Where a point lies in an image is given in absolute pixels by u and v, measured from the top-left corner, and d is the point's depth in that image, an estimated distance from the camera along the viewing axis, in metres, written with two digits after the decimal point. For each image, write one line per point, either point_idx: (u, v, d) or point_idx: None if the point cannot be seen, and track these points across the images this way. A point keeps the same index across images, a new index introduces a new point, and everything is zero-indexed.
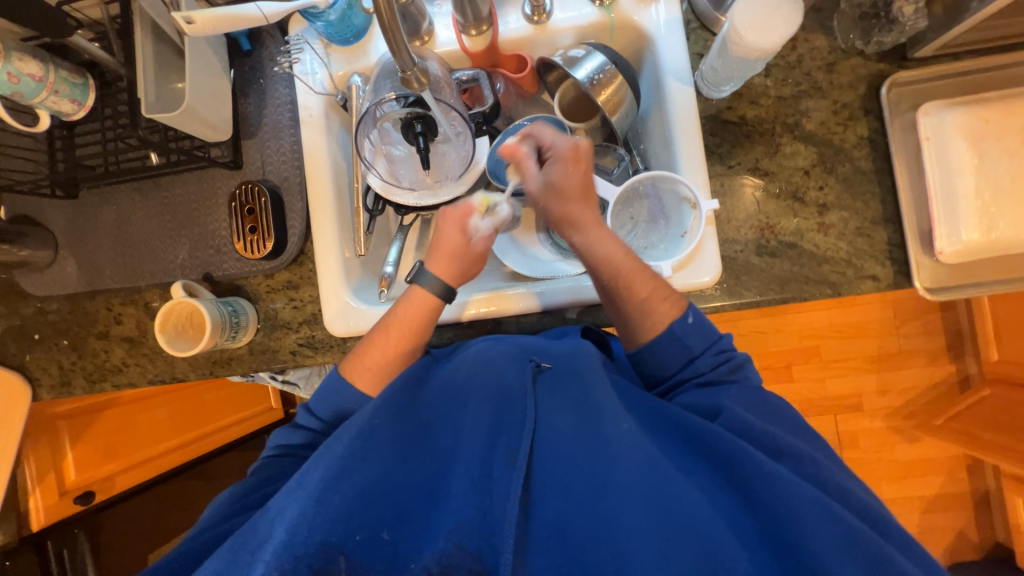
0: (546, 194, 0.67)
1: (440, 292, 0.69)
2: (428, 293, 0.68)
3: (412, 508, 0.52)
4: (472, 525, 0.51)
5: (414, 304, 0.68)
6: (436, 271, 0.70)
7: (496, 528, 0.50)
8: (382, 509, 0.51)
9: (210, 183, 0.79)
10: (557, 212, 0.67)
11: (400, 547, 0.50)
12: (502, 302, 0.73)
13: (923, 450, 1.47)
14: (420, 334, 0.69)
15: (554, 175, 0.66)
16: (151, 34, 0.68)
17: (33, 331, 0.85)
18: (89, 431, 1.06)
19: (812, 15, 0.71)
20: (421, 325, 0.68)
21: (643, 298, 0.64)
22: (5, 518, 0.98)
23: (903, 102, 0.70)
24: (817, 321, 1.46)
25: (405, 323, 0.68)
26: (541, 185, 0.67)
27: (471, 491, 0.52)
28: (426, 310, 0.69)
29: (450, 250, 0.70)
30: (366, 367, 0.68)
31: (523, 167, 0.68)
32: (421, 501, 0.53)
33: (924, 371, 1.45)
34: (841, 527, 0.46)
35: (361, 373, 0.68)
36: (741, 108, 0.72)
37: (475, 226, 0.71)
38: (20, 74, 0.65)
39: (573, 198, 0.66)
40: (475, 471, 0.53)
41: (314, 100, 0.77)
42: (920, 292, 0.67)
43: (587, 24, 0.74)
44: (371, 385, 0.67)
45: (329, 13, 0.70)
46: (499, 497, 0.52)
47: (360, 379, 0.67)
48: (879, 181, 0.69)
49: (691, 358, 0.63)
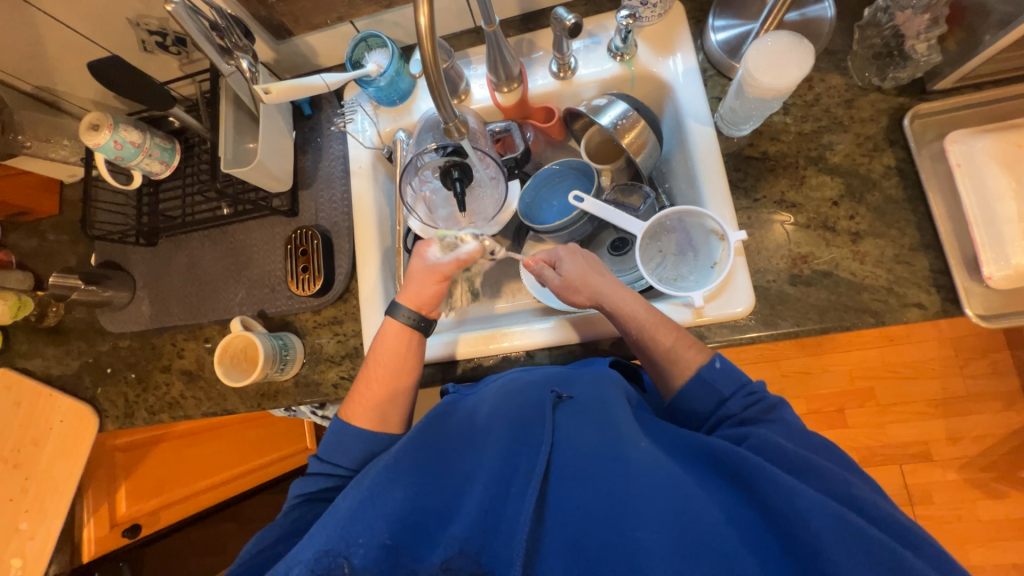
0: (564, 288, 0.73)
1: (413, 321, 0.73)
2: (398, 324, 0.72)
3: (429, 527, 0.52)
4: (483, 540, 0.51)
5: (387, 335, 0.73)
6: (405, 303, 0.74)
7: (503, 541, 0.50)
8: (399, 525, 0.51)
9: (270, 229, 0.88)
10: (578, 300, 0.72)
11: (407, 559, 0.50)
12: (501, 338, 0.76)
13: (1011, 509, 1.30)
14: (402, 363, 0.71)
15: (569, 271, 0.73)
16: (233, 105, 0.79)
17: (106, 365, 0.94)
18: (142, 465, 1.12)
19: (826, 57, 0.76)
20: (404, 357, 0.72)
21: (667, 347, 0.65)
22: (61, 546, 1.01)
23: (928, 132, 0.71)
24: (867, 360, 1.38)
25: (387, 357, 0.72)
26: (561, 283, 0.73)
27: (486, 505, 0.52)
28: (399, 338, 0.72)
29: (419, 291, 0.74)
30: (360, 402, 0.70)
31: (540, 276, 0.75)
32: (438, 519, 0.53)
33: (997, 418, 1.32)
34: (859, 537, 0.44)
35: (358, 410, 0.69)
36: (763, 144, 0.75)
37: (438, 256, 0.75)
38: (124, 142, 0.77)
39: (592, 278, 0.71)
40: (492, 489, 0.54)
41: (364, 153, 0.86)
42: (972, 319, 0.64)
43: (609, 77, 0.81)
44: (364, 417, 0.69)
45: (379, 79, 0.80)
46: (513, 516, 0.51)
47: (356, 416, 0.69)
48: (913, 208, 0.69)
49: (720, 402, 0.62)
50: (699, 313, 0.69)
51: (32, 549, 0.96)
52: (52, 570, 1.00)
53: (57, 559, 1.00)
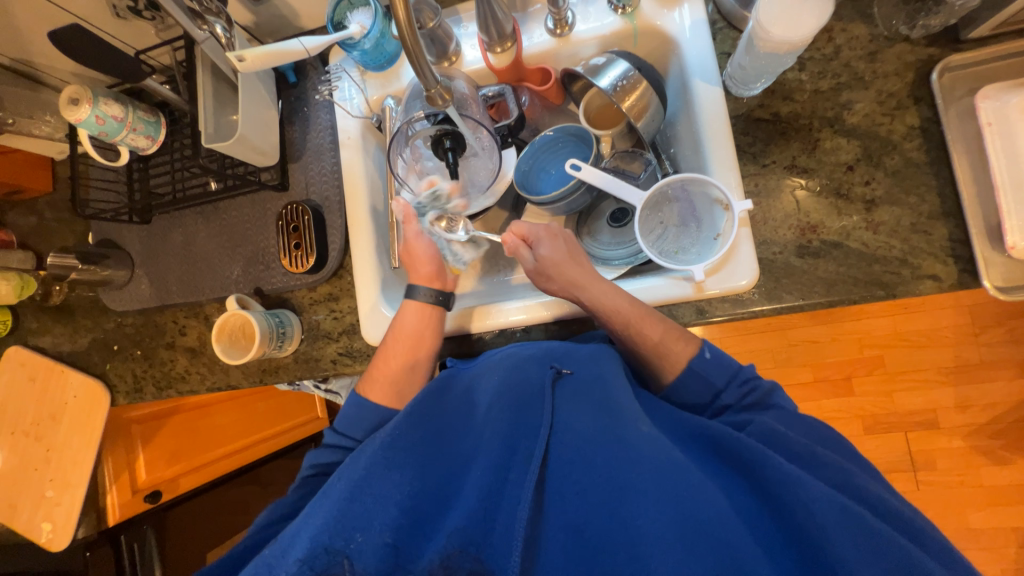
0: (538, 273, 0.72)
1: (432, 298, 0.74)
2: (419, 303, 0.73)
3: (427, 510, 0.53)
4: (480, 527, 0.51)
5: (409, 316, 0.73)
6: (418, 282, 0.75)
7: (501, 531, 0.51)
8: (400, 511, 0.52)
9: (261, 205, 0.86)
10: (554, 286, 0.70)
11: (404, 551, 0.51)
12: (483, 316, 0.75)
13: (1016, 474, 1.30)
14: (424, 341, 0.72)
15: (544, 256, 0.71)
16: (211, 74, 0.76)
17: (113, 342, 0.96)
18: (158, 435, 1.17)
19: (848, 4, 0.69)
20: (422, 337, 0.72)
21: (656, 342, 0.63)
22: (86, 512, 1.05)
23: (959, 87, 0.65)
24: (879, 328, 1.35)
25: (408, 334, 0.72)
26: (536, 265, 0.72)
27: (484, 491, 0.52)
28: (420, 316, 0.73)
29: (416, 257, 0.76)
30: (379, 379, 0.71)
31: (518, 255, 0.74)
32: (437, 502, 0.54)
33: (1010, 385, 1.30)
34: (865, 529, 0.44)
35: (374, 386, 0.71)
36: (775, 105, 0.70)
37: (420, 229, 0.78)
38: (105, 117, 0.74)
39: (567, 269, 0.69)
40: (491, 471, 0.54)
41: (352, 123, 0.83)
42: (991, 292, 0.60)
43: (609, 33, 0.75)
44: (384, 395, 0.70)
45: (364, 42, 0.75)
46: (512, 500, 0.51)
47: (375, 392, 0.71)
48: (935, 172, 0.64)
49: (715, 395, 0.61)
50: (700, 288, 0.66)
51: (60, 515, 1.02)
52: (81, 533, 1.05)
53: (85, 524, 1.05)
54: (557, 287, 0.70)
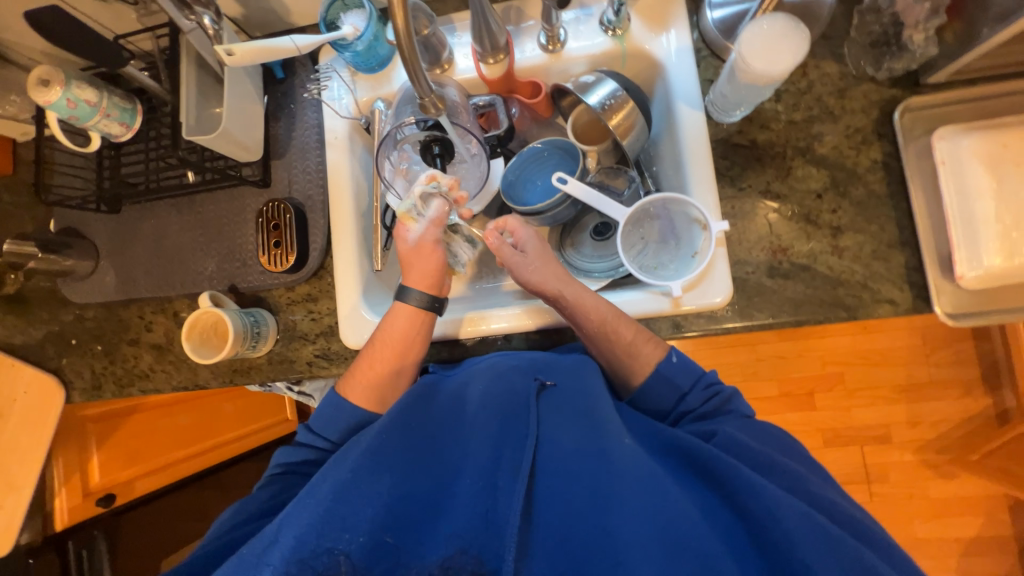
0: (522, 266, 0.71)
1: (424, 303, 0.71)
2: (411, 308, 0.71)
3: (416, 518, 0.52)
4: (478, 531, 0.51)
5: (399, 318, 0.71)
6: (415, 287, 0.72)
7: (495, 536, 0.51)
8: (390, 517, 0.51)
9: (240, 201, 0.84)
10: (535, 280, 0.70)
11: (404, 551, 0.50)
12: (481, 322, 0.74)
13: (958, 487, 1.38)
14: (413, 347, 0.71)
15: (530, 251, 0.72)
16: (195, 64, 0.74)
17: (71, 336, 0.91)
18: (114, 435, 1.11)
19: (821, 42, 0.73)
20: (412, 339, 0.71)
21: (628, 341, 0.65)
22: (33, 517, 1.03)
23: (918, 126, 0.70)
24: (840, 346, 1.42)
25: (396, 338, 0.70)
26: (519, 259, 0.72)
27: (473, 500, 0.53)
28: (411, 322, 0.71)
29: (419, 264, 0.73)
30: (359, 381, 0.70)
31: (502, 253, 0.72)
32: (427, 510, 0.53)
33: (955, 404, 1.39)
34: (829, 540, 0.46)
35: (353, 386, 0.70)
36: (752, 132, 0.73)
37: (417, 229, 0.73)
38: (77, 100, 0.71)
39: (551, 265, 0.71)
40: (479, 480, 0.54)
41: (340, 123, 0.82)
42: (940, 317, 0.65)
43: (600, 52, 0.77)
44: (363, 397, 0.69)
45: (356, 44, 0.75)
46: (502, 509, 0.52)
47: (353, 393, 0.69)
48: (894, 204, 0.69)
49: (680, 397, 0.65)
50: (677, 302, 0.69)
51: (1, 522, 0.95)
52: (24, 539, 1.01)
53: (29, 530, 1.02)
54: (537, 282, 0.70)
